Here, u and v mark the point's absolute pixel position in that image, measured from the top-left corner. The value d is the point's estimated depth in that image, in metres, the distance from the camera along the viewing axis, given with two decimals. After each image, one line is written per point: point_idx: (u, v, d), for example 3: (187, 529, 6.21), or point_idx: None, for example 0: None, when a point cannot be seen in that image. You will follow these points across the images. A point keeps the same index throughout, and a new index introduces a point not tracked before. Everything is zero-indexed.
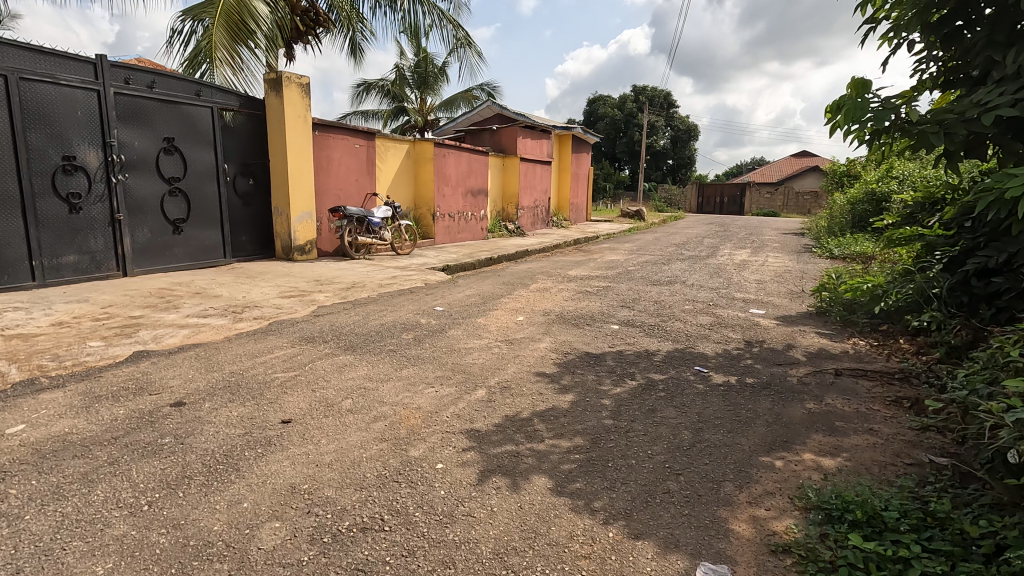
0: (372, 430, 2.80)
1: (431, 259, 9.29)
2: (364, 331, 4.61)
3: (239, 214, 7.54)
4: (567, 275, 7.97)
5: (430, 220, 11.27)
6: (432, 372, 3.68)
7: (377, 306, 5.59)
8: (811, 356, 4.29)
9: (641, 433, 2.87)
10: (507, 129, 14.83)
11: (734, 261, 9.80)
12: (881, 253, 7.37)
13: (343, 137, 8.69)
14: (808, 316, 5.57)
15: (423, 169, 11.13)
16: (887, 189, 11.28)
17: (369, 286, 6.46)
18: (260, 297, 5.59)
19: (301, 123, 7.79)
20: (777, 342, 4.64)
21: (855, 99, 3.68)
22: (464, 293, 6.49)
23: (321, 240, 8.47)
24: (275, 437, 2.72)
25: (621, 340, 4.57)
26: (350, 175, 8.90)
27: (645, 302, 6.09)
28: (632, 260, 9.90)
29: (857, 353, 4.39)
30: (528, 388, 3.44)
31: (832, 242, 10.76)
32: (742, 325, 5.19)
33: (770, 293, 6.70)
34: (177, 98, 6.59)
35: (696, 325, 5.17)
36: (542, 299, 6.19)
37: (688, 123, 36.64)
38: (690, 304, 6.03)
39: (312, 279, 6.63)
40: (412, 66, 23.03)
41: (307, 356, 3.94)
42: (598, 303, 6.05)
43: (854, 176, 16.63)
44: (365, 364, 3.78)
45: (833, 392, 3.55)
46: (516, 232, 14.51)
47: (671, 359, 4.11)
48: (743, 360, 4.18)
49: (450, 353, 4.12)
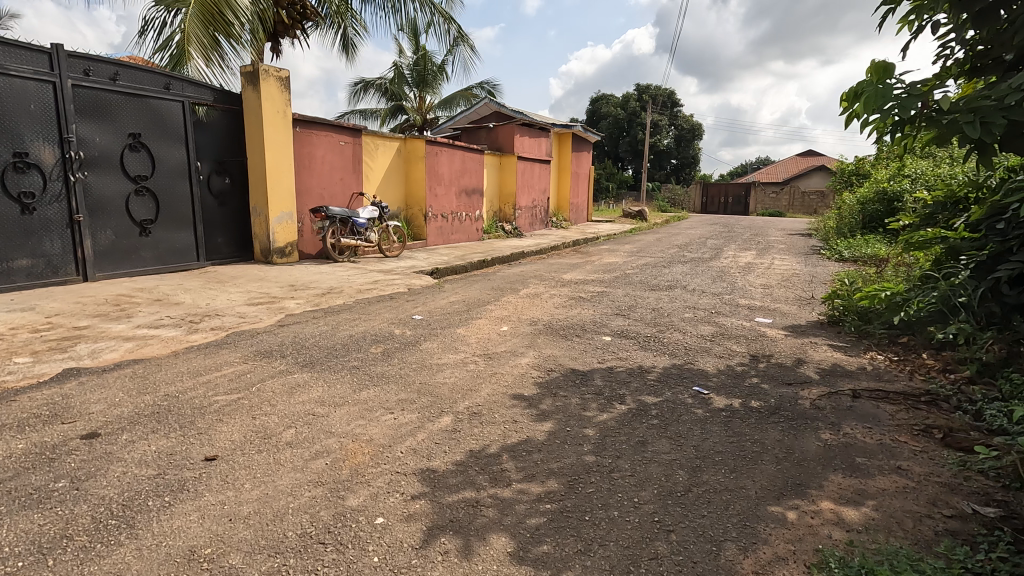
0: (308, 470, 2.37)
1: (420, 261, 8.87)
2: (328, 344, 4.18)
3: (214, 214, 7.14)
4: (561, 279, 7.53)
5: (421, 220, 10.85)
6: (394, 394, 3.24)
7: (352, 314, 5.17)
8: (824, 373, 3.84)
9: (627, 475, 2.43)
10: (503, 127, 14.40)
11: (738, 263, 9.34)
12: (895, 257, 6.91)
13: (327, 134, 8.28)
14: (819, 325, 5.11)
15: (414, 168, 10.70)
16: (899, 188, 10.78)
17: (347, 292, 6.04)
18: (225, 304, 5.18)
19: (279, 119, 7.38)
20: (786, 357, 4.19)
21: (875, 85, 3.21)
22: (449, 299, 6.07)
23: (302, 242, 8.05)
24: (191, 479, 2.29)
25: (612, 354, 4.13)
26: (333, 173, 8.47)
27: (642, 309, 5.64)
28: (631, 263, 9.44)
29: (875, 370, 3.93)
30: (501, 414, 3.00)
31: (840, 244, 10.29)
32: (747, 337, 4.73)
33: (777, 299, 6.24)
34: (143, 91, 6.18)
35: (696, 336, 4.71)
36: (532, 306, 5.74)
37: (692, 122, 36.13)
38: (690, 312, 5.58)
39: (287, 285, 6.22)
40: (410, 64, 22.64)
41: (257, 374, 3.51)
42: (591, 310, 5.61)
43: (863, 176, 16.12)
44: (320, 385, 3.35)
45: (851, 419, 3.10)
46: (513, 233, 14.07)
47: (667, 378, 3.66)
48: (748, 379, 3.73)
49: (420, 369, 3.68)
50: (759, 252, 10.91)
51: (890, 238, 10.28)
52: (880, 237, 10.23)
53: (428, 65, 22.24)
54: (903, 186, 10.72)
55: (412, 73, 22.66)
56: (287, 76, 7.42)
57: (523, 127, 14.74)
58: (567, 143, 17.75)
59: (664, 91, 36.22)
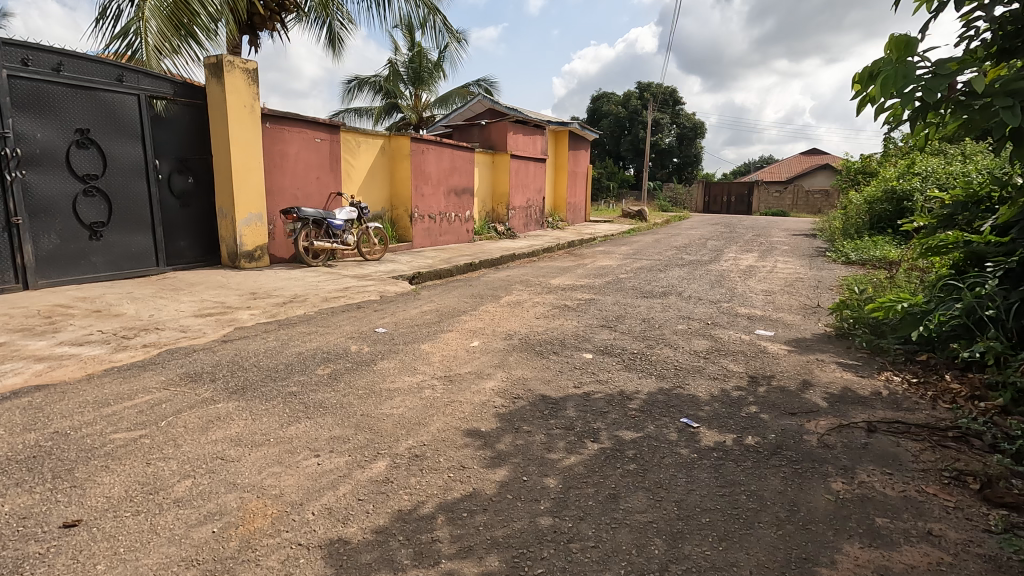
0: (187, 543, 1.89)
1: (402, 265, 8.39)
2: (271, 364, 3.70)
3: (175, 216, 6.67)
4: (548, 285, 7.02)
5: (407, 221, 10.37)
6: (327, 430, 2.75)
7: (308, 327, 4.68)
8: (832, 400, 3.34)
9: (590, 546, 1.94)
10: (496, 125, 13.89)
11: (739, 266, 8.82)
12: (906, 261, 6.42)
13: (301, 130, 7.79)
14: (826, 339, 4.60)
15: (399, 167, 10.23)
16: (909, 186, 10.20)
17: (311, 301, 5.57)
18: (170, 316, 4.71)
19: (246, 114, 6.90)
20: (789, 379, 3.68)
21: (894, 64, 2.74)
22: (422, 308, 5.58)
23: (274, 245, 7.57)
24: (33, 556, 1.81)
25: (592, 376, 3.63)
26: (308, 172, 7.99)
27: (632, 321, 5.14)
28: (625, 266, 8.94)
29: (892, 395, 3.42)
30: (447, 458, 2.51)
31: (846, 246, 9.75)
32: (746, 354, 4.22)
33: (780, 308, 5.72)
34: (91, 83, 5.72)
35: (689, 353, 4.20)
36: (510, 317, 5.24)
37: (694, 121, 35.55)
38: (684, 324, 5.08)
39: (248, 293, 5.75)
40: (405, 61, 22.22)
41: (175, 403, 3.03)
42: (575, 322, 5.11)
43: (870, 174, 15.55)
44: (243, 419, 2.85)
45: (866, 462, 2.60)
46: (506, 234, 13.58)
47: (652, 406, 3.16)
48: (745, 408, 3.22)
49: (366, 397, 3.19)
50: (761, 255, 10.38)
51: (899, 239, 9.75)
52: (889, 239, 9.72)
53: (424, 62, 21.79)
54: (913, 184, 10.17)
55: (408, 70, 22.22)
56: (255, 68, 6.95)
57: (516, 124, 14.25)
58: (564, 141, 17.26)
59: (665, 89, 35.69)
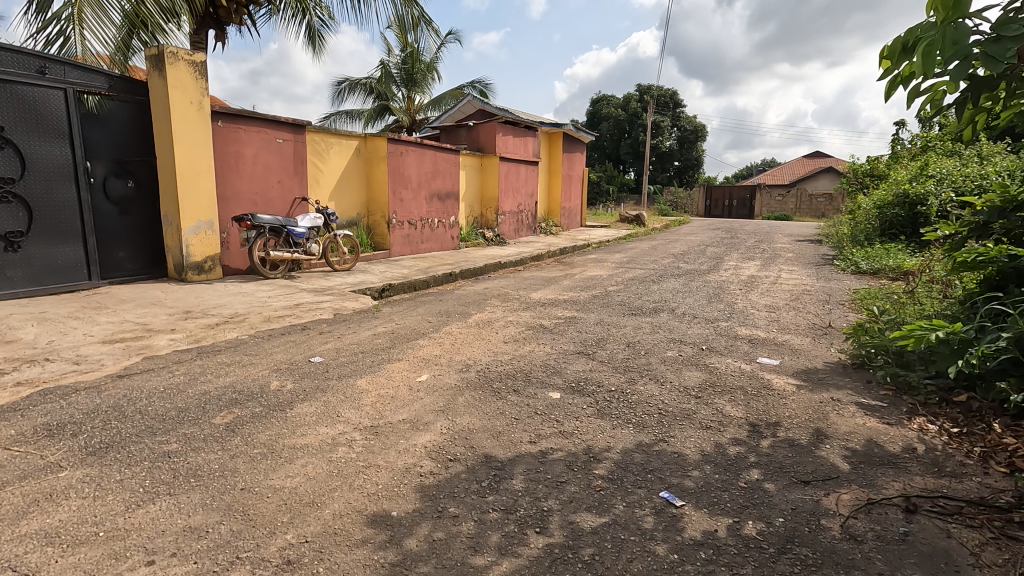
0: None
1: (372, 277, 7.70)
2: (163, 409, 3.01)
3: (112, 224, 6.02)
4: (527, 300, 6.32)
5: (384, 228, 9.69)
6: (184, 517, 2.06)
7: (234, 355, 4.00)
8: (854, 461, 2.64)
9: None
10: (485, 126, 13.21)
11: (739, 277, 8.10)
12: (927, 273, 5.72)
13: (259, 130, 7.13)
14: (841, 370, 3.88)
15: (376, 171, 9.56)
16: (924, 189, 9.45)
17: (251, 321, 4.89)
18: (73, 342, 4.02)
19: (193, 111, 6.24)
20: (800, 429, 2.97)
21: (946, 29, 2.09)
22: (375, 330, 4.87)
23: (228, 255, 6.89)
24: None
25: (554, 424, 2.92)
26: (269, 175, 7.32)
27: (614, 346, 4.43)
28: (615, 277, 8.25)
29: (930, 454, 2.71)
30: (329, 567, 1.81)
31: (856, 254, 9.01)
32: (746, 391, 3.51)
33: (785, 329, 5.01)
34: (6, 75, 5.07)
35: (678, 390, 3.50)
36: (474, 341, 4.54)
37: (696, 123, 34.77)
38: (674, 349, 4.37)
39: (181, 312, 5.07)
40: (398, 62, 21.69)
41: (7, 471, 2.34)
42: (549, 347, 4.41)
43: (878, 177, 14.81)
44: (80, 497, 2.16)
45: (909, 569, 1.89)
46: (495, 240, 12.91)
47: (623, 473, 2.46)
48: (745, 474, 2.50)
49: (256, 461, 2.48)
50: (764, 264, 9.68)
51: (912, 247, 9.06)
52: (902, 247, 9.02)
53: (416, 65, 21.23)
54: (927, 188, 9.46)
55: (400, 72, 21.65)
56: (203, 61, 6.30)
57: (506, 125, 13.56)
58: (558, 143, 16.62)
59: (666, 91, 35.02)
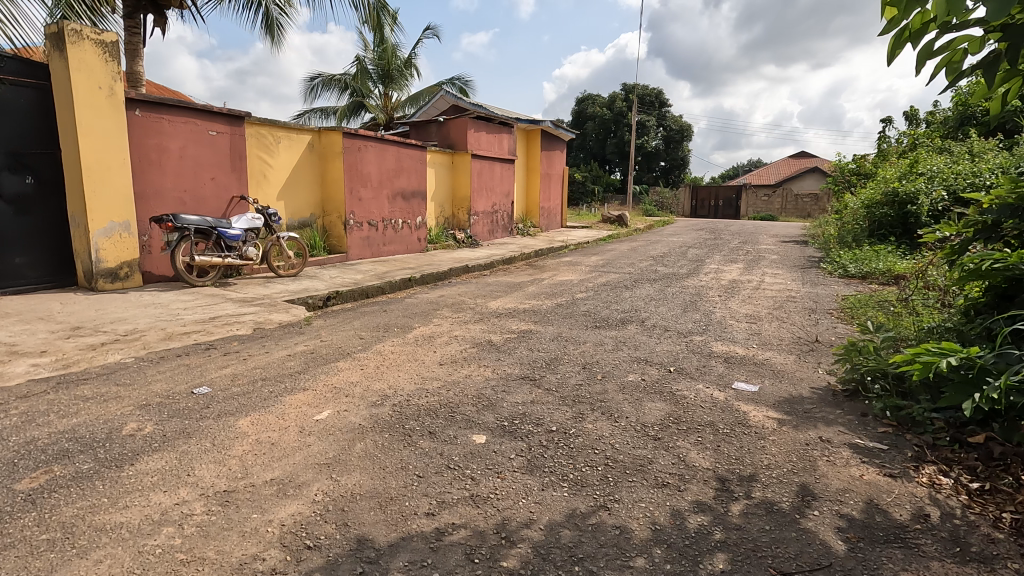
0: None
1: (319, 283, 7.01)
2: None
3: (6, 224, 5.28)
4: (481, 310, 5.66)
5: (341, 229, 8.97)
6: None
7: (103, 385, 3.29)
8: (851, 538, 2.00)
9: None
10: (456, 121, 12.52)
11: (719, 282, 7.52)
12: (922, 279, 5.14)
13: (188, 121, 6.39)
14: (830, 399, 3.26)
15: (331, 168, 8.84)
16: (913, 188, 8.94)
17: (147, 339, 4.17)
18: None
19: (102, 98, 5.51)
20: (781, 487, 2.34)
21: None
22: (293, 349, 4.17)
23: (149, 260, 6.14)
24: None
25: (466, 485, 2.26)
26: (200, 170, 6.58)
27: (567, 368, 3.77)
28: (586, 282, 7.61)
29: (949, 524, 2.09)
30: None
31: (843, 256, 8.46)
32: (717, 430, 2.86)
33: (766, 346, 4.38)
34: None
35: (634, 429, 2.85)
36: (404, 363, 3.87)
37: (681, 122, 34.32)
38: (636, 373, 3.72)
39: (69, 328, 4.34)
40: (374, 58, 20.93)
41: None
42: (490, 370, 3.74)
43: (864, 176, 14.37)
44: None
45: None
46: (466, 242, 12.25)
47: (541, 564, 1.82)
48: (706, 562, 1.86)
49: (36, 555, 1.79)
50: (747, 267, 9.08)
51: (902, 249, 8.56)
52: (893, 249, 8.49)
53: (392, 60, 20.48)
54: (917, 185, 8.99)
55: (376, 68, 20.89)
56: (114, 41, 5.57)
57: (479, 121, 12.88)
58: (536, 141, 15.99)
59: (651, 90, 34.55)
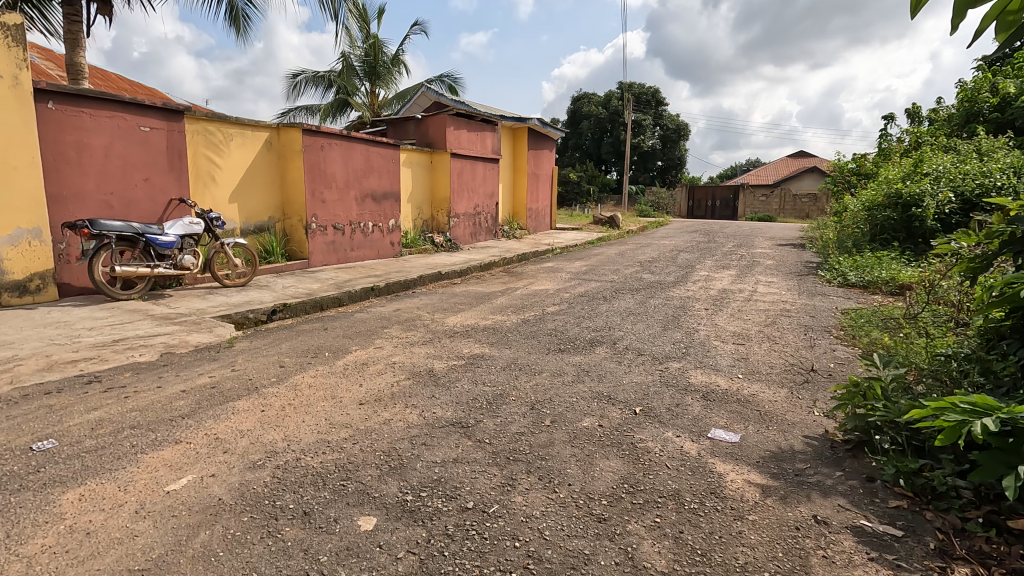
0: None
1: (266, 293, 6.36)
2: None
3: None
4: (435, 328, 5.00)
5: (302, 234, 8.32)
6: None
7: None
8: None
9: None
10: (434, 118, 11.85)
11: (708, 292, 6.86)
12: (934, 293, 4.48)
13: (114, 115, 5.74)
14: (829, 456, 2.61)
15: (290, 168, 8.21)
16: (918, 188, 8.30)
17: (18, 371, 3.51)
18: None
19: (4, 88, 4.86)
20: None
21: None
22: (193, 382, 3.52)
23: (65, 273, 5.49)
24: None
25: None
26: (130, 170, 5.93)
27: (511, 410, 3.11)
28: (561, 293, 6.96)
29: None
30: None
31: (844, 263, 7.81)
32: (683, 505, 2.22)
33: (754, 376, 3.73)
34: None
35: (574, 505, 2.20)
36: (315, 403, 3.20)
37: (677, 121, 33.66)
38: (593, 417, 3.05)
39: None
40: (359, 55, 20.20)
41: None
42: (417, 412, 3.08)
43: (865, 176, 13.74)
44: None
45: None
46: (444, 245, 11.60)
47: None
48: None
49: None
50: (739, 274, 8.41)
51: (906, 255, 7.92)
52: (897, 256, 7.85)
53: (377, 56, 19.78)
54: (922, 186, 8.35)
55: (361, 64, 20.17)
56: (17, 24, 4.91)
57: (459, 118, 12.20)
58: (522, 140, 15.33)
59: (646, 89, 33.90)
